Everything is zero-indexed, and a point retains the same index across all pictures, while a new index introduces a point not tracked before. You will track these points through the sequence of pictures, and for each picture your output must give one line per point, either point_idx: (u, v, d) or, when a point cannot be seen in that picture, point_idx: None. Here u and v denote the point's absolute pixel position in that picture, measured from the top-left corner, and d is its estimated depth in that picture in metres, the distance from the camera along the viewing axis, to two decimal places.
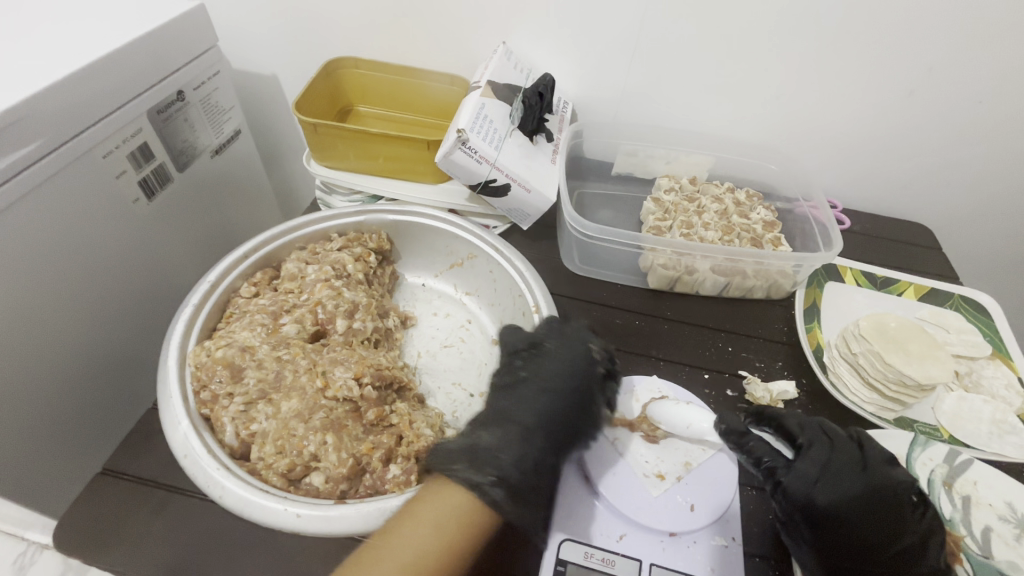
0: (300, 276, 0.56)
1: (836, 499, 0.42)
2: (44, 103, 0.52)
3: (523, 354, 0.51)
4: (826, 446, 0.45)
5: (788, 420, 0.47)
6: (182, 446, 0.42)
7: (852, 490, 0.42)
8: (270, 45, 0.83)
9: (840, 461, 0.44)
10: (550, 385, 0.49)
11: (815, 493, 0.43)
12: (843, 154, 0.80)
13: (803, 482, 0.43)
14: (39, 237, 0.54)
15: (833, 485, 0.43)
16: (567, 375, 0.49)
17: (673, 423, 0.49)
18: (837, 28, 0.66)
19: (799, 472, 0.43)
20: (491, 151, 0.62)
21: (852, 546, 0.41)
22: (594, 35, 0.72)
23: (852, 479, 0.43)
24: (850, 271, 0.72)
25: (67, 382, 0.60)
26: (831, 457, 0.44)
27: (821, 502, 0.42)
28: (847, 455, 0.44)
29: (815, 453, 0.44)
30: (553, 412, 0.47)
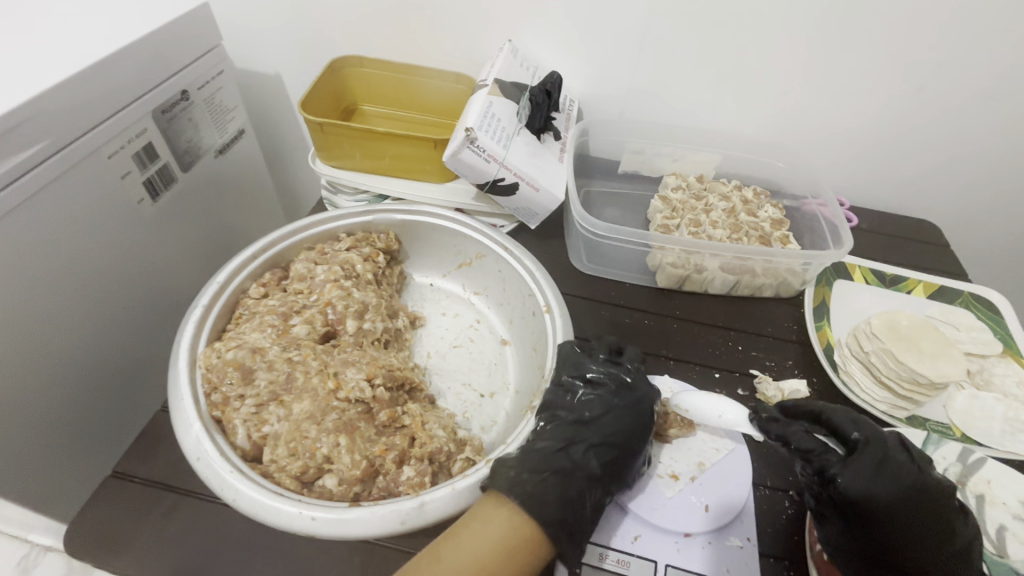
0: (309, 276, 0.55)
1: (895, 500, 0.38)
2: (48, 104, 0.51)
3: (584, 388, 0.48)
4: (882, 442, 0.41)
5: (835, 415, 0.43)
6: (194, 449, 0.41)
7: (913, 485, 0.39)
8: (274, 43, 0.82)
9: (898, 458, 0.40)
10: (617, 424, 0.45)
11: (873, 491, 0.39)
12: (851, 152, 0.80)
13: (861, 480, 0.39)
14: (45, 239, 0.54)
15: (893, 480, 0.39)
16: (636, 412, 0.46)
17: (706, 414, 0.48)
18: (844, 25, 0.66)
19: (855, 467, 0.40)
20: (500, 150, 0.61)
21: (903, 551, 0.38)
22: (601, 32, 0.72)
23: (912, 475, 0.39)
24: (859, 269, 0.72)
25: (74, 384, 0.60)
26: (888, 454, 0.40)
27: (878, 502, 0.38)
28: (903, 451, 0.41)
29: (873, 449, 0.40)
30: (623, 452, 0.45)
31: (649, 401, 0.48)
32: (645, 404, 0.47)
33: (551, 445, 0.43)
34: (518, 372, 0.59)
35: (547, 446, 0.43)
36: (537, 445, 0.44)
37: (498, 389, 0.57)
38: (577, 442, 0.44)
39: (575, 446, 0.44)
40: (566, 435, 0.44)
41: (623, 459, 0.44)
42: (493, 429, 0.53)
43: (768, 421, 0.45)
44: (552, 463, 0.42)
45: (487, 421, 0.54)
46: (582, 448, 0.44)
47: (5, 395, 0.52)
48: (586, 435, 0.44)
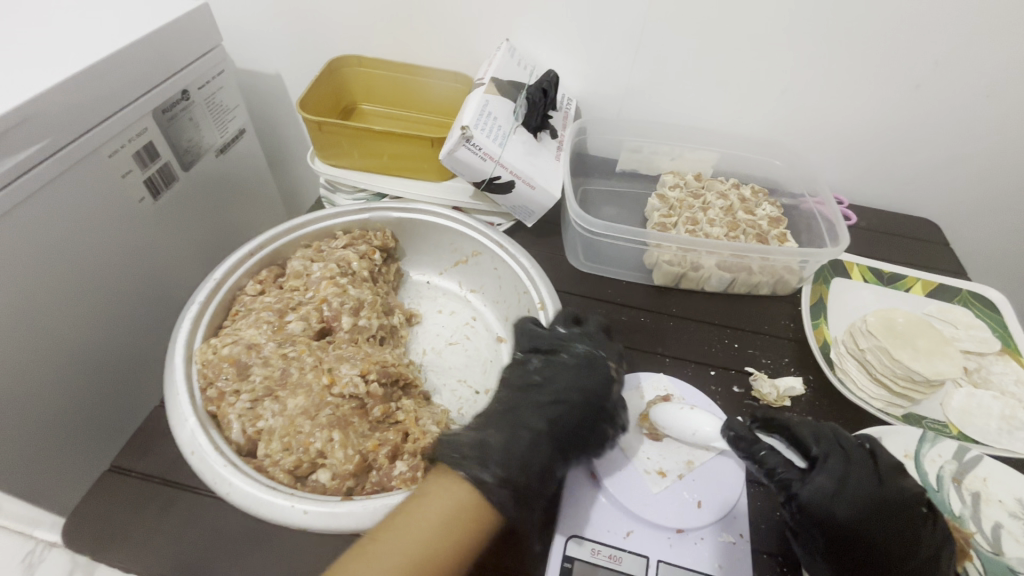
0: (305, 273, 0.56)
1: (851, 514, 0.41)
2: (49, 104, 0.52)
3: (536, 358, 0.52)
4: (841, 459, 0.43)
5: (800, 430, 0.45)
6: (190, 442, 0.42)
7: (866, 501, 0.42)
8: (274, 43, 0.83)
9: (856, 474, 0.43)
10: (571, 384, 0.49)
11: (831, 507, 0.41)
12: (850, 149, 0.79)
13: (821, 497, 0.42)
14: (46, 237, 0.55)
15: (849, 498, 0.42)
16: (586, 381, 0.49)
17: (679, 431, 0.48)
18: (843, 23, 0.66)
19: (816, 486, 0.42)
20: (496, 148, 0.61)
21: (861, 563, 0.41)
22: (598, 31, 0.72)
23: (866, 492, 0.42)
24: (856, 267, 0.71)
25: (73, 380, 0.60)
26: (847, 470, 0.43)
27: (838, 518, 0.41)
28: (861, 467, 0.43)
29: (832, 465, 0.43)
30: (570, 414, 0.47)
31: (599, 364, 0.50)
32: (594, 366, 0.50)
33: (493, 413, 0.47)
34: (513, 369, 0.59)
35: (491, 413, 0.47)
36: (491, 424, 0.46)
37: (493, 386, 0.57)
38: (532, 400, 0.48)
39: (520, 408, 0.47)
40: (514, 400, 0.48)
41: (576, 416, 0.47)
42: None
43: (737, 440, 0.46)
44: (493, 425, 0.46)
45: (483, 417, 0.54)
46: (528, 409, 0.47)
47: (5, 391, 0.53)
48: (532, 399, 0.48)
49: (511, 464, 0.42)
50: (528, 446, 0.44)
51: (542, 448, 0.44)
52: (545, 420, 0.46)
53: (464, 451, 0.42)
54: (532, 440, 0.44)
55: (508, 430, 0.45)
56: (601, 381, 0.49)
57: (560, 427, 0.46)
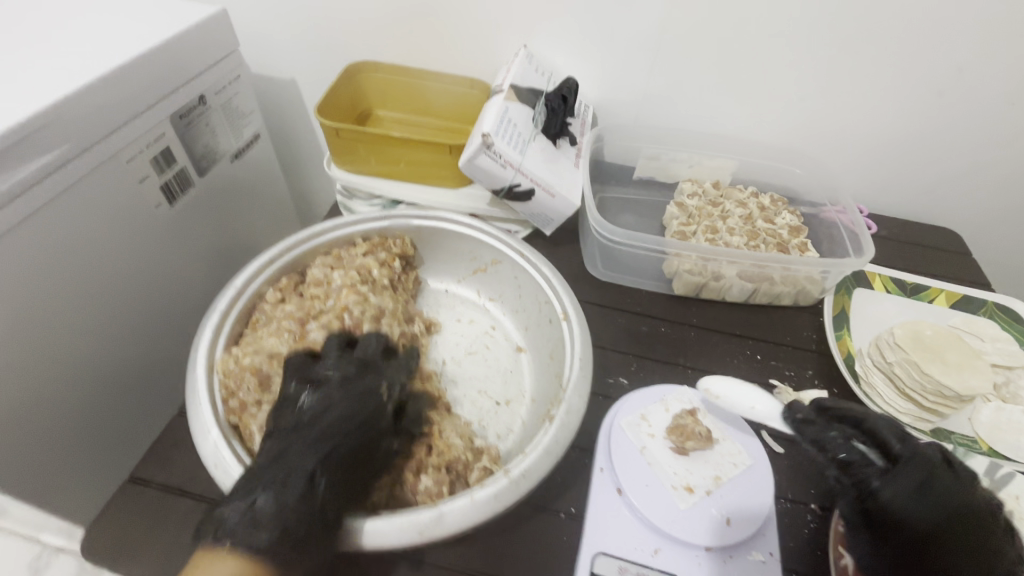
0: (325, 281, 0.55)
1: (933, 520, 0.38)
2: (68, 110, 0.52)
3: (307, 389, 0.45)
4: (928, 462, 0.39)
5: (881, 426, 0.41)
6: (212, 455, 0.41)
7: (948, 510, 0.38)
8: (289, 48, 0.83)
9: (940, 479, 0.39)
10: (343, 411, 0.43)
11: (909, 511, 0.38)
12: (870, 157, 0.78)
13: (902, 499, 0.38)
14: (63, 244, 0.54)
15: (930, 504, 0.38)
16: (363, 410, 0.44)
17: (737, 406, 0.46)
18: (862, 30, 0.65)
19: (897, 487, 0.38)
20: (515, 155, 0.61)
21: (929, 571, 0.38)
22: (615, 36, 0.72)
23: (948, 499, 0.38)
24: (879, 277, 0.70)
25: (88, 387, 0.60)
26: (933, 473, 0.39)
27: (914, 522, 0.38)
28: (945, 472, 0.39)
29: (916, 467, 0.39)
30: (347, 444, 0.41)
31: (372, 389, 0.45)
32: (371, 392, 0.45)
33: (264, 460, 0.40)
34: (534, 380, 0.58)
35: (259, 463, 0.40)
36: (264, 473, 0.39)
37: (513, 397, 0.56)
38: (288, 444, 0.41)
39: (292, 449, 0.40)
40: (284, 443, 0.41)
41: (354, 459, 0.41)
42: (510, 438, 0.52)
43: (805, 426, 0.42)
44: (266, 477, 0.38)
45: (503, 430, 0.53)
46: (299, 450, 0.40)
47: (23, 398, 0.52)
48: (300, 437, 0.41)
49: (284, 510, 0.37)
50: (302, 492, 0.38)
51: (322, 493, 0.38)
52: (317, 455, 0.40)
53: (239, 517, 0.36)
54: (303, 486, 0.38)
55: (272, 484, 0.38)
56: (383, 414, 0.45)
57: (337, 458, 0.40)
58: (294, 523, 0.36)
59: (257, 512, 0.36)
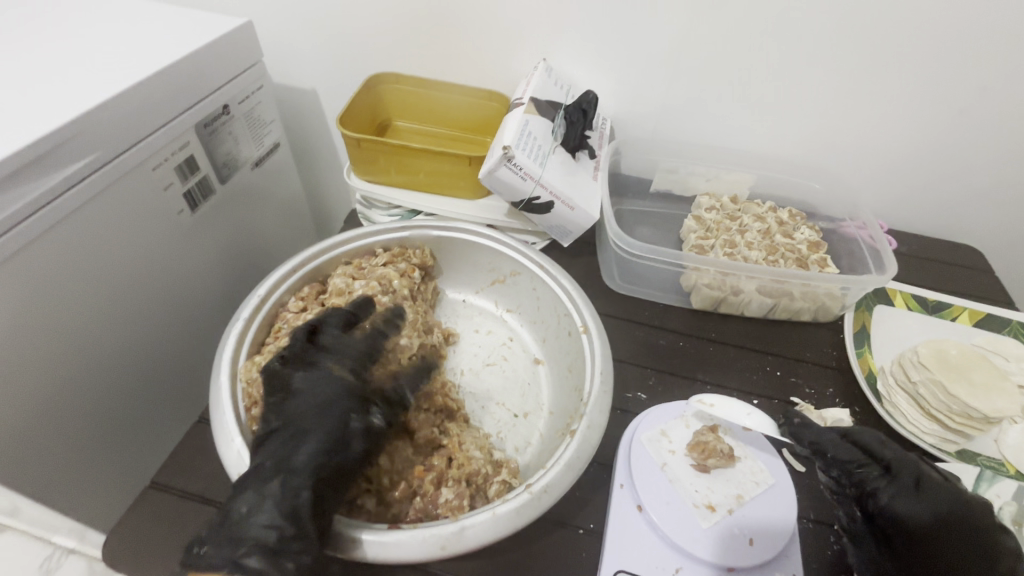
0: (347, 290, 0.55)
1: (928, 517, 0.42)
2: (98, 119, 0.53)
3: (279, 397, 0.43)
4: (915, 467, 0.44)
5: (866, 438, 0.46)
6: (236, 464, 0.41)
7: (945, 510, 0.42)
8: (311, 60, 0.85)
9: (934, 483, 0.43)
10: (314, 410, 0.41)
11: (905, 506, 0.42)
12: (891, 174, 0.78)
13: (902, 498, 0.43)
14: (88, 249, 0.55)
15: (927, 503, 0.42)
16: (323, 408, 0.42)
17: (735, 412, 0.50)
18: (881, 46, 0.65)
19: (896, 487, 0.43)
20: (536, 168, 0.61)
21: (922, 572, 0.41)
22: (636, 51, 0.72)
23: (945, 500, 0.42)
24: (900, 294, 0.69)
25: (103, 392, 0.61)
26: (923, 477, 0.43)
27: (914, 519, 0.42)
28: (936, 479, 0.43)
29: (905, 469, 0.44)
30: (312, 443, 0.39)
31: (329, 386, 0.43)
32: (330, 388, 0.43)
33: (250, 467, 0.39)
34: (552, 393, 0.57)
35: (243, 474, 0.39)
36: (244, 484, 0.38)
37: (531, 409, 0.56)
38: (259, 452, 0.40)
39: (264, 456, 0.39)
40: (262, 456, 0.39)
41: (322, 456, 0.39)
42: (528, 451, 0.52)
43: (801, 429, 0.48)
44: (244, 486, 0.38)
45: (521, 442, 0.53)
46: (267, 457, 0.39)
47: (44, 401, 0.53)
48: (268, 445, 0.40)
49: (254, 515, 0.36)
50: (273, 499, 0.37)
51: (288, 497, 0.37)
52: (285, 457, 0.39)
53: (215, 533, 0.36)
54: (275, 489, 0.37)
55: (249, 489, 0.37)
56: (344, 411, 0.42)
57: (308, 458, 0.39)
58: (264, 530, 0.35)
59: (239, 521, 0.36)
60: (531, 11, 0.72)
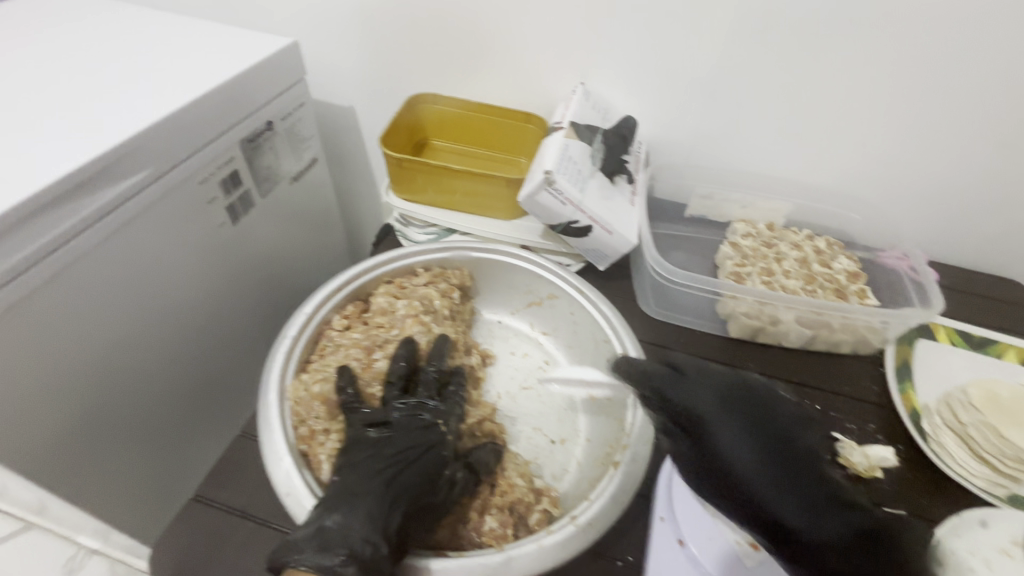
0: (390, 310, 0.56)
1: (708, 402, 0.44)
2: (153, 136, 0.55)
3: (373, 428, 0.46)
4: (716, 373, 0.47)
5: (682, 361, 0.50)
6: (284, 484, 0.42)
7: (710, 396, 0.45)
8: (352, 79, 0.87)
9: (707, 378, 0.47)
10: (409, 445, 0.44)
11: (720, 433, 0.42)
12: (932, 206, 0.77)
13: (685, 393, 0.45)
14: (135, 260, 0.57)
15: (704, 392, 0.45)
16: (420, 447, 0.45)
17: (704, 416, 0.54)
18: (924, 79, 0.65)
19: (684, 383, 0.46)
20: (576, 193, 0.62)
21: (756, 508, 0.38)
22: (675, 78, 0.73)
23: (708, 392, 0.45)
24: (943, 329, 0.68)
25: (142, 400, 0.62)
26: (709, 376, 0.47)
27: (698, 406, 0.44)
28: (720, 378, 0.47)
29: (701, 372, 0.47)
30: (404, 475, 0.42)
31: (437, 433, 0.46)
32: (435, 429, 0.46)
33: (339, 486, 0.41)
34: (589, 420, 0.57)
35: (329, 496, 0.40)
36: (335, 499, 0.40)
37: (568, 435, 0.56)
38: (349, 474, 0.42)
39: (351, 477, 0.42)
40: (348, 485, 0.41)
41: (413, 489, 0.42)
42: (566, 479, 0.52)
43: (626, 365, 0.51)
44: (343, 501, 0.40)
45: (559, 469, 0.53)
46: (357, 481, 0.41)
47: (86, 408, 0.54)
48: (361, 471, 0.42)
49: (347, 532, 0.37)
50: (367, 519, 0.39)
51: (388, 518, 0.39)
52: (381, 481, 0.41)
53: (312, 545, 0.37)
54: (372, 509, 0.39)
55: (339, 509, 0.39)
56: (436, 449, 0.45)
57: (399, 487, 0.41)
58: (362, 545, 0.37)
59: (335, 534, 0.37)
60: (571, 37, 0.73)
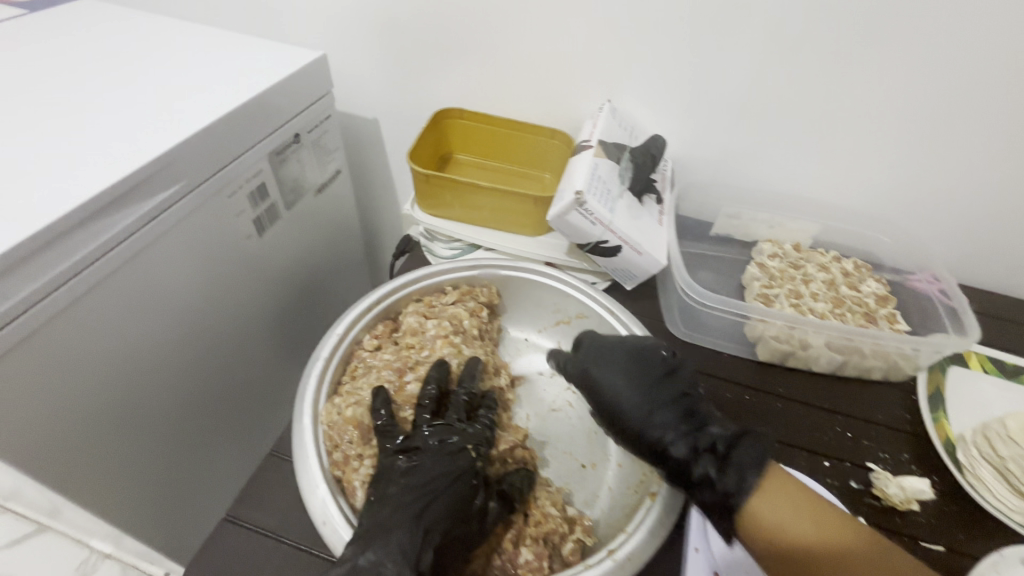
0: (420, 330, 0.57)
1: (598, 373, 0.52)
2: (187, 150, 0.55)
3: (403, 457, 0.46)
4: (616, 345, 0.54)
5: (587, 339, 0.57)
6: (320, 512, 0.43)
7: (611, 367, 0.52)
8: (378, 93, 0.88)
9: (605, 349, 0.54)
10: (445, 472, 0.44)
11: (627, 397, 0.50)
12: (964, 229, 0.75)
13: (581, 365, 0.54)
14: (163, 273, 0.57)
15: (603, 364, 0.53)
16: (451, 477, 0.44)
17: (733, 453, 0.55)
18: (960, 102, 0.64)
19: (581, 356, 0.55)
20: (607, 213, 0.61)
21: (658, 451, 0.47)
22: (702, 98, 0.73)
23: (607, 365, 0.53)
24: (975, 356, 0.67)
25: (164, 412, 0.62)
26: (609, 349, 0.54)
27: (594, 376, 0.52)
28: (617, 349, 0.54)
29: (597, 346, 0.55)
30: (437, 508, 0.42)
31: (469, 462, 0.46)
32: (465, 457, 0.46)
33: (375, 520, 0.41)
34: (619, 444, 0.56)
35: (364, 529, 0.40)
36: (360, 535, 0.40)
37: (598, 459, 0.55)
38: (382, 508, 0.42)
39: (383, 509, 0.42)
40: (382, 520, 0.41)
41: (447, 523, 0.42)
42: (597, 505, 0.52)
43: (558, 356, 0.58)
44: (377, 536, 0.40)
45: (590, 495, 0.53)
46: (390, 514, 0.41)
47: (107, 420, 0.54)
48: (394, 503, 0.42)
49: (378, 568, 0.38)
50: (397, 556, 0.39)
51: (419, 554, 0.39)
52: (412, 514, 0.41)
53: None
54: (404, 545, 0.39)
55: (373, 544, 0.39)
56: (469, 478, 0.44)
57: (431, 520, 0.41)
58: None
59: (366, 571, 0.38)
60: (599, 54, 0.73)
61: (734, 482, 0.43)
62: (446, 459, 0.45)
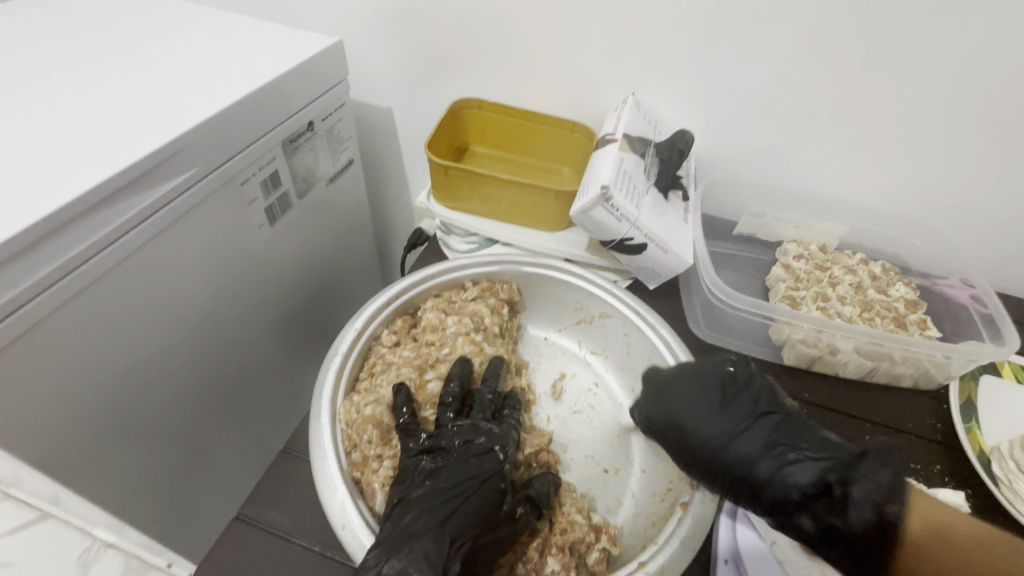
0: (440, 326, 0.56)
1: (680, 414, 0.47)
2: (198, 136, 0.53)
3: (428, 458, 0.46)
4: (688, 373, 0.49)
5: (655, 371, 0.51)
6: (339, 516, 0.41)
7: (693, 408, 0.47)
8: (392, 80, 0.85)
9: (677, 383, 0.48)
10: (472, 475, 0.44)
11: (716, 435, 0.46)
12: (996, 233, 0.73)
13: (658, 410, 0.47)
14: (177, 262, 0.56)
15: (683, 403, 0.47)
16: (478, 480, 0.44)
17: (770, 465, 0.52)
18: (1000, 103, 0.62)
19: (654, 395, 0.48)
20: (633, 210, 0.59)
21: (754, 491, 0.45)
22: (730, 93, 0.70)
23: (688, 404, 0.47)
24: (1008, 365, 0.64)
25: (173, 403, 0.60)
26: (679, 383, 0.48)
27: (678, 422, 0.46)
28: (691, 381, 0.48)
29: (668, 381, 0.49)
30: (462, 514, 0.42)
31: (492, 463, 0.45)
32: (491, 457, 0.45)
33: (400, 525, 0.40)
34: (642, 449, 0.56)
35: (389, 533, 0.40)
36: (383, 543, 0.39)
37: (622, 465, 0.55)
38: (407, 513, 0.41)
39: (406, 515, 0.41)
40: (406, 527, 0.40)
41: (474, 529, 0.41)
42: (620, 512, 0.52)
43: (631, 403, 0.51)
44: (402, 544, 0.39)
45: (613, 502, 0.52)
46: (416, 519, 0.41)
47: (116, 412, 0.53)
48: (418, 508, 0.41)
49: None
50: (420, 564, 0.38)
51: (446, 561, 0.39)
52: (435, 521, 0.41)
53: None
54: (429, 553, 0.39)
55: (397, 553, 0.38)
56: (494, 482, 0.44)
57: (457, 526, 0.41)
58: None
59: None
60: (624, 46, 0.70)
61: (862, 521, 0.42)
62: (472, 462, 0.45)
